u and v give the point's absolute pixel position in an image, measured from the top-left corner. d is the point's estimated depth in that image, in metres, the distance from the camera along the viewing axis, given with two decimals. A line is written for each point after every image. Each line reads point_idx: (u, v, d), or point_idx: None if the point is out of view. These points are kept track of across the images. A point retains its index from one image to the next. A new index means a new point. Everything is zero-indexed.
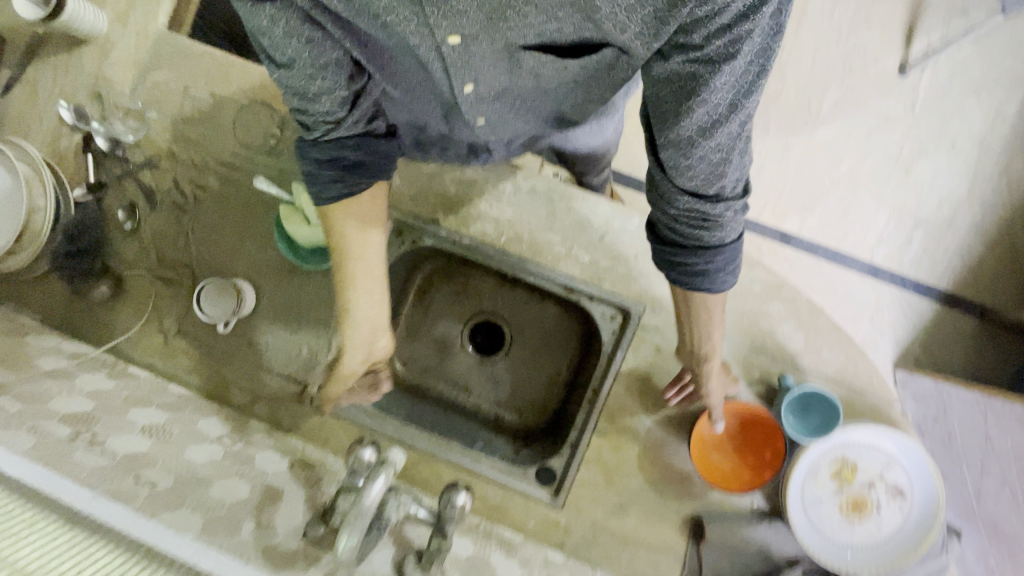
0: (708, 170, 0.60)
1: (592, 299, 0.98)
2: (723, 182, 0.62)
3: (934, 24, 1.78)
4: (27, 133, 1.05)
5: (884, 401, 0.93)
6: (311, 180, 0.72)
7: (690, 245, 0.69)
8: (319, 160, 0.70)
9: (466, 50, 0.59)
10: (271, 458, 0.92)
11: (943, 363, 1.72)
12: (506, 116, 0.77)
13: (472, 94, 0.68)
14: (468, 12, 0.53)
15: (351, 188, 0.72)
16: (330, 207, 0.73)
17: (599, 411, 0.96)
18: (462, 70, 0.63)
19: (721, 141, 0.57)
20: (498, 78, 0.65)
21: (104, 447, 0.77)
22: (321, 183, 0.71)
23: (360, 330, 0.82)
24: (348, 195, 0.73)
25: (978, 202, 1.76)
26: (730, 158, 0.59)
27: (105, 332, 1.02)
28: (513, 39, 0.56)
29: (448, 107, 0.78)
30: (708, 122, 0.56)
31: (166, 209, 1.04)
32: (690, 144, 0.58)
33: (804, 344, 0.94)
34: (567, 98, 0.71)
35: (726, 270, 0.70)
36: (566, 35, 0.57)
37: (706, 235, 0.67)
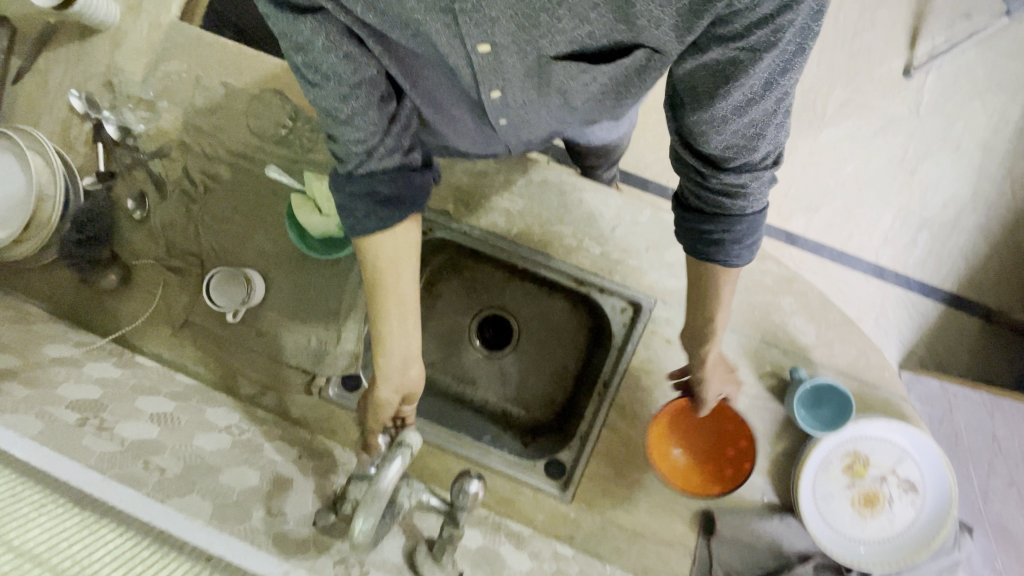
0: (741, 147, 0.61)
1: (603, 291, 0.98)
2: (754, 158, 0.63)
3: (939, 27, 1.79)
4: (37, 122, 1.05)
5: (896, 394, 0.93)
6: (344, 218, 0.66)
7: (712, 219, 0.69)
8: (353, 194, 0.64)
9: (495, 58, 0.58)
10: (279, 447, 0.91)
11: (948, 363, 1.72)
12: (528, 126, 0.78)
13: (498, 100, 0.67)
14: (500, 19, 0.52)
15: (391, 219, 0.65)
16: (368, 237, 0.67)
17: (610, 402, 0.95)
18: (491, 77, 0.62)
19: (756, 118, 0.58)
20: (525, 89, 0.65)
21: (113, 433, 0.76)
22: (356, 218, 0.65)
23: (390, 361, 0.73)
24: (383, 225, 0.66)
25: (983, 203, 1.76)
26: (763, 135, 0.60)
27: (113, 321, 1.02)
28: (546, 49, 0.57)
29: (472, 111, 0.79)
30: (744, 99, 0.56)
31: (176, 199, 1.04)
32: (722, 120, 0.58)
33: (816, 338, 0.94)
34: (585, 112, 0.73)
35: (749, 243, 0.70)
36: (599, 41, 0.56)
37: (730, 208, 0.67)
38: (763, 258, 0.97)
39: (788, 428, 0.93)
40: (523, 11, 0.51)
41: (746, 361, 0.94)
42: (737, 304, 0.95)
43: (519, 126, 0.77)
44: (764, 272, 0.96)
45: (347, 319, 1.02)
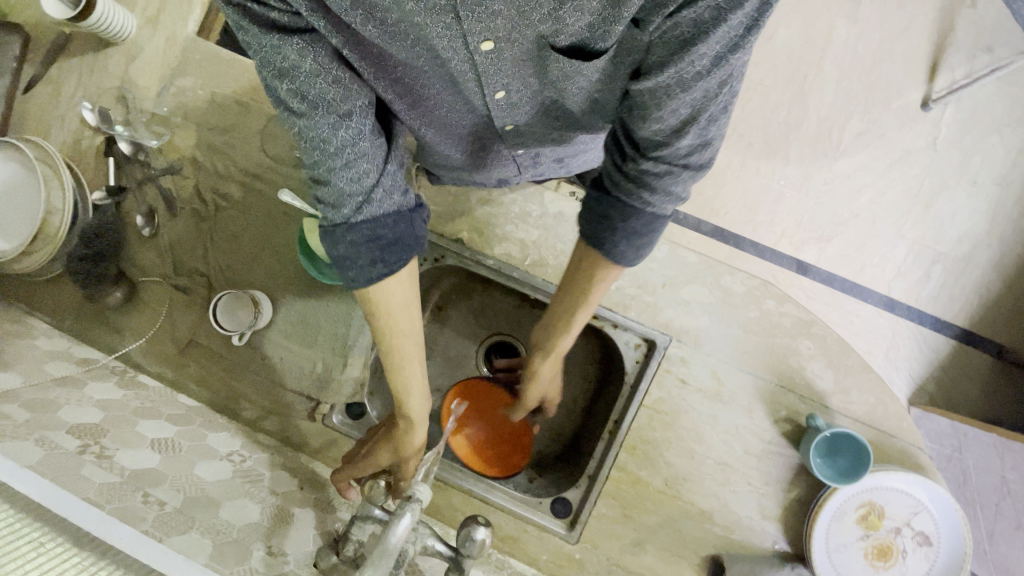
0: (674, 122, 0.60)
1: (617, 326, 0.96)
2: (684, 137, 0.62)
3: (958, 61, 1.79)
4: (47, 132, 1.04)
5: (915, 444, 0.91)
6: (345, 267, 0.63)
7: (632, 194, 0.70)
8: (356, 243, 0.62)
9: (496, 56, 0.59)
10: (279, 477, 0.88)
11: (960, 401, 1.68)
12: (530, 127, 0.79)
13: (502, 101, 0.69)
14: (501, 12, 0.53)
15: (392, 266, 0.64)
16: (373, 284, 0.64)
17: (621, 443, 0.92)
18: (493, 77, 0.64)
19: (696, 95, 0.57)
20: (528, 85, 0.67)
21: (113, 461, 0.74)
22: (359, 265, 0.63)
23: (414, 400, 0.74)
24: (387, 273, 0.64)
25: (998, 239, 1.74)
26: (699, 114, 0.59)
27: (116, 339, 1.00)
28: (546, 37, 0.57)
29: (469, 127, 0.80)
30: (692, 74, 0.55)
31: (186, 217, 1.03)
32: (663, 92, 0.57)
33: (834, 384, 0.92)
34: (586, 112, 0.74)
35: (646, 234, 0.72)
36: (598, 40, 0.57)
37: (649, 186, 0.68)
38: (781, 299, 0.95)
39: (803, 475, 0.90)
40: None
41: (761, 405, 0.92)
42: (754, 345, 0.93)
43: (523, 130, 0.79)
44: (783, 314, 0.95)
45: (354, 345, 1.01)
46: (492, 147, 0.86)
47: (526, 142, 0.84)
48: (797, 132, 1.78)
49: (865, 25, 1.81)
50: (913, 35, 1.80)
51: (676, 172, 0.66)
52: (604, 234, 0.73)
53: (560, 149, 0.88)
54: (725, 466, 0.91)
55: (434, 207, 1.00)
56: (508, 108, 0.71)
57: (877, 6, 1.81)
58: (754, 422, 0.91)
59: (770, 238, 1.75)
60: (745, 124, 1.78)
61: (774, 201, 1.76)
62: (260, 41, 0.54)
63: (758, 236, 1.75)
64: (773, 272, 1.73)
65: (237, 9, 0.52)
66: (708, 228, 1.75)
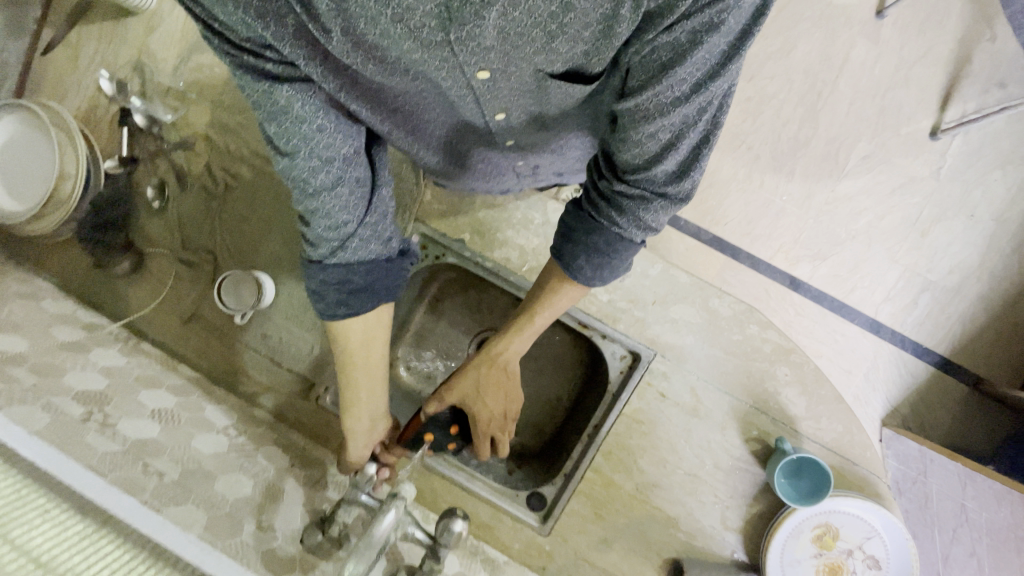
0: (657, 147, 0.62)
1: (605, 337, 0.99)
2: (667, 164, 0.64)
3: (972, 92, 1.79)
4: (63, 97, 1.06)
5: (874, 473, 0.96)
6: (315, 302, 0.68)
7: (605, 216, 0.72)
8: (325, 283, 0.66)
9: (494, 84, 0.63)
10: (271, 453, 0.93)
11: (930, 426, 1.74)
12: (531, 140, 0.82)
13: (503, 119, 0.73)
14: (495, 48, 0.55)
15: (356, 309, 0.68)
16: (337, 321, 0.69)
17: (598, 447, 0.96)
18: (492, 102, 0.67)
19: (676, 119, 0.59)
20: (527, 106, 0.70)
21: (116, 430, 0.77)
22: (327, 303, 0.68)
23: (359, 424, 0.83)
24: (352, 315, 0.69)
25: (988, 273, 1.77)
26: (681, 138, 0.61)
27: (120, 306, 1.03)
28: (543, 67, 0.59)
29: (474, 140, 0.83)
30: (671, 98, 0.57)
31: (196, 193, 1.06)
32: (645, 120, 0.59)
33: (805, 410, 0.97)
34: (581, 123, 0.77)
35: (607, 253, 0.74)
36: (595, 66, 0.59)
37: (624, 212, 0.71)
38: (765, 325, 0.99)
39: (766, 492, 0.95)
40: (514, 31, 0.53)
41: (735, 423, 0.96)
42: (734, 367, 0.97)
43: (525, 142, 0.83)
44: (764, 340, 0.99)
45: None
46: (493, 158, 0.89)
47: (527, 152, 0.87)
48: (805, 150, 1.79)
49: (883, 47, 1.81)
50: (930, 62, 1.81)
51: (654, 201, 0.68)
52: (569, 250, 0.76)
53: (553, 160, 0.92)
54: (694, 477, 0.95)
55: (439, 207, 1.04)
56: (509, 123, 0.75)
57: (898, 30, 1.81)
58: (726, 439, 0.96)
59: (766, 252, 1.78)
60: (754, 137, 1.80)
61: (775, 216, 1.78)
62: (253, 88, 0.57)
63: (755, 249, 1.78)
64: (765, 285, 1.77)
65: (235, 60, 0.56)
66: (706, 237, 1.78)
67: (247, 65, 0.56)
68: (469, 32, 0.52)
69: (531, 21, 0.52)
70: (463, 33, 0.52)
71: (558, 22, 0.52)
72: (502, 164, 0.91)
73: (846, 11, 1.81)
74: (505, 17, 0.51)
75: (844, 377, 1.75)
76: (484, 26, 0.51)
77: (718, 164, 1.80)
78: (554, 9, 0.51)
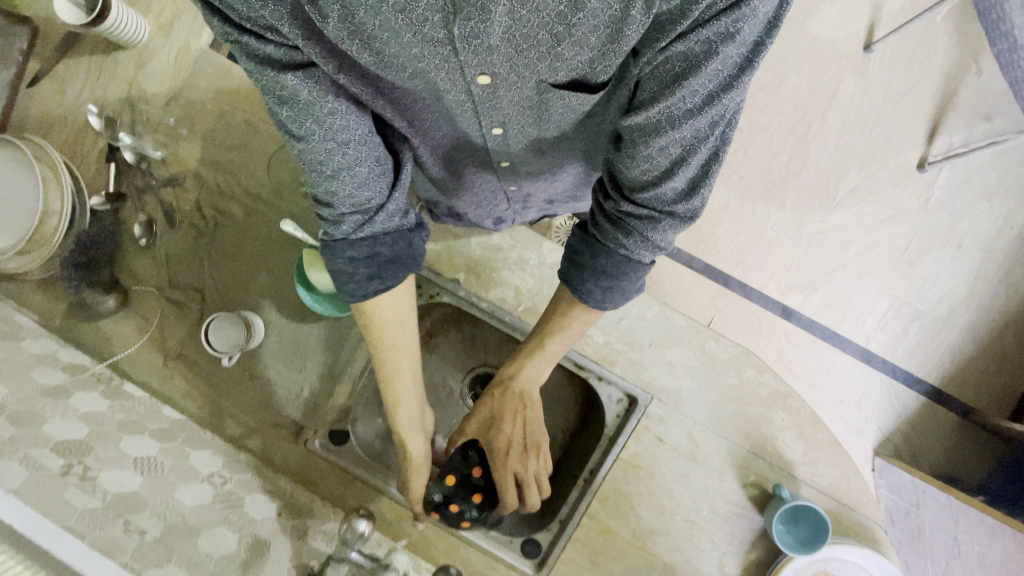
0: (666, 162, 0.62)
1: (601, 379, 0.98)
2: (675, 180, 0.64)
3: (958, 126, 1.83)
4: (48, 130, 1.03)
5: (872, 519, 0.95)
6: (342, 280, 0.71)
7: (613, 234, 0.72)
8: (353, 259, 0.69)
9: (493, 91, 0.63)
10: (257, 501, 0.89)
11: (922, 456, 1.74)
12: (525, 161, 0.83)
13: (499, 134, 0.74)
14: (500, 49, 0.56)
15: (387, 281, 0.72)
16: (369, 297, 0.72)
17: (594, 493, 0.94)
18: (490, 111, 0.68)
19: (687, 133, 0.59)
20: (524, 121, 0.71)
21: (96, 483, 0.75)
22: (356, 279, 0.70)
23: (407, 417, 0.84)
24: (382, 287, 0.72)
25: (977, 304, 1.79)
26: (690, 157, 0.61)
27: (104, 346, 0.99)
28: (546, 76, 0.60)
29: (473, 155, 0.84)
30: (683, 110, 0.57)
31: (184, 230, 1.04)
32: (651, 130, 0.59)
33: (802, 455, 0.96)
34: (581, 138, 0.78)
35: (614, 276, 0.74)
36: (599, 74, 0.60)
37: (632, 228, 0.71)
38: (761, 369, 0.99)
39: (764, 539, 0.94)
40: (520, 34, 0.54)
41: (732, 468, 0.95)
42: (731, 412, 0.97)
43: (520, 163, 0.84)
44: (761, 384, 0.98)
45: (343, 373, 1.03)
46: (488, 180, 0.90)
47: (521, 175, 0.88)
48: (795, 181, 1.81)
49: (871, 81, 1.84)
50: (917, 96, 1.84)
51: (660, 220, 0.68)
52: (578, 274, 0.76)
53: (549, 182, 0.93)
54: (692, 523, 0.94)
55: (434, 246, 1.04)
56: (506, 139, 0.75)
57: (885, 65, 1.85)
58: (723, 484, 0.95)
59: (757, 281, 1.78)
60: (745, 168, 1.82)
61: (766, 245, 1.80)
62: (257, 70, 0.56)
63: (747, 278, 1.79)
64: (757, 314, 1.77)
65: (235, 39, 0.54)
66: (699, 265, 1.78)
67: (247, 45, 0.54)
68: (472, 28, 0.52)
69: (538, 21, 0.52)
70: (466, 29, 0.52)
71: (565, 23, 0.52)
72: (495, 186, 0.92)
73: (834, 45, 1.85)
74: (512, 15, 0.51)
75: (836, 406, 1.74)
76: (489, 23, 0.52)
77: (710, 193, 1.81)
78: (562, 9, 0.51)
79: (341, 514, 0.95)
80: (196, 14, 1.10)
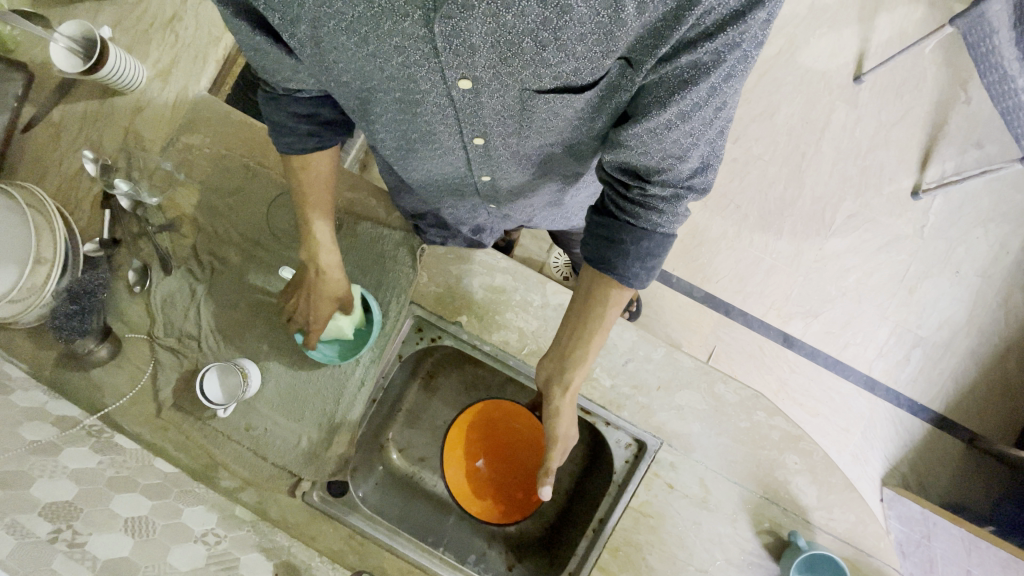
0: (676, 151, 0.62)
1: (609, 424, 0.96)
2: (686, 163, 0.64)
3: (949, 153, 1.85)
4: (41, 176, 1.02)
5: (891, 566, 0.92)
6: (284, 134, 0.82)
7: (642, 218, 0.70)
8: (297, 115, 0.80)
9: (475, 97, 0.63)
10: (253, 562, 0.86)
11: (930, 485, 1.71)
12: (509, 175, 0.84)
13: (481, 144, 0.74)
14: (484, 50, 0.56)
15: (324, 141, 0.85)
16: (307, 153, 0.85)
17: (604, 544, 0.91)
18: (472, 119, 0.68)
19: (694, 125, 0.59)
20: (506, 131, 0.70)
21: (85, 550, 0.71)
22: (297, 136, 0.82)
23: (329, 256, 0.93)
24: (319, 146, 0.85)
25: (977, 329, 1.79)
26: (698, 143, 0.62)
27: (96, 397, 0.96)
28: (530, 83, 0.60)
29: (457, 169, 0.84)
30: (688, 105, 0.57)
31: (180, 275, 1.03)
32: (657, 127, 0.59)
33: (817, 500, 0.93)
34: (567, 155, 0.77)
35: (657, 255, 0.72)
36: (585, 78, 0.59)
37: (655, 208, 0.69)
38: (771, 411, 0.97)
39: None
40: (503, 38, 0.54)
41: (745, 515, 0.92)
42: (743, 456, 0.94)
43: (502, 180, 0.85)
44: (772, 426, 0.96)
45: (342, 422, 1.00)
46: (469, 198, 0.94)
47: (500, 193, 0.90)
48: (792, 209, 1.82)
49: (863, 110, 1.87)
50: (908, 124, 1.87)
51: (683, 195, 0.68)
52: (615, 257, 0.73)
53: (527, 202, 0.96)
54: (705, 574, 0.90)
55: (435, 288, 1.03)
56: (488, 149, 0.75)
57: (876, 94, 1.88)
58: (736, 532, 0.92)
59: (758, 309, 1.78)
60: (742, 197, 1.82)
61: (766, 274, 1.79)
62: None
63: (747, 306, 1.78)
64: (758, 342, 1.76)
65: None
66: (699, 294, 1.78)
67: None
68: (453, 26, 0.53)
69: (523, 27, 0.53)
70: (447, 27, 0.54)
71: (550, 29, 0.53)
72: (475, 203, 0.95)
73: (825, 76, 1.88)
74: (496, 18, 0.52)
75: (842, 435, 1.72)
76: (471, 21, 0.53)
77: (708, 222, 1.81)
78: (547, 14, 0.51)
79: (340, 571, 0.92)
80: (194, 60, 1.10)
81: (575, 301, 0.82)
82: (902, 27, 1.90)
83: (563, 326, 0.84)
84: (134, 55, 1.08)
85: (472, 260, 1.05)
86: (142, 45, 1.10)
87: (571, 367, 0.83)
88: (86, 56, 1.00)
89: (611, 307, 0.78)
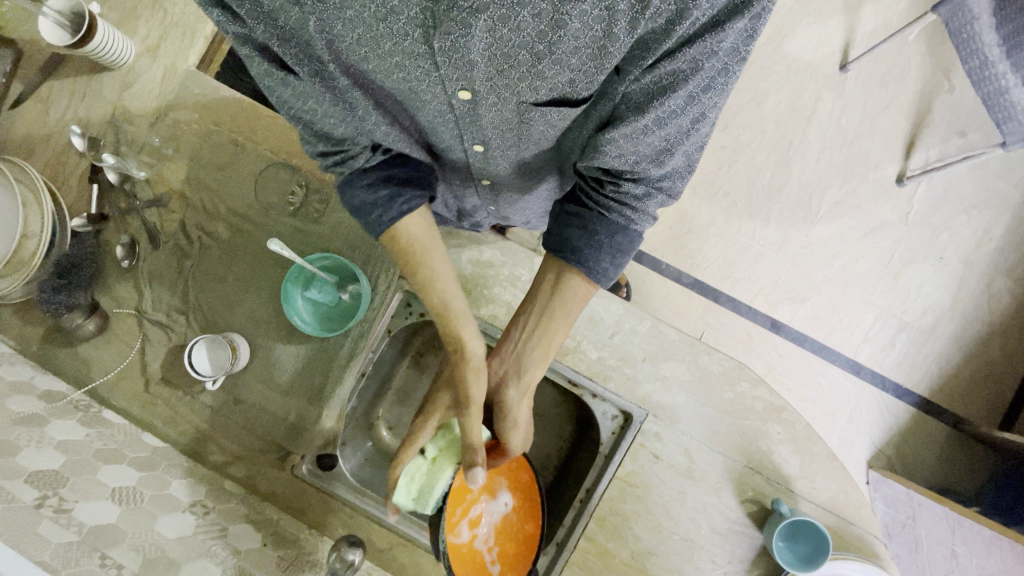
0: (653, 153, 0.64)
1: (596, 396, 0.97)
2: (670, 164, 0.66)
3: (933, 141, 1.88)
4: (29, 152, 1.02)
5: (872, 533, 0.93)
6: (368, 212, 0.76)
7: (615, 212, 0.72)
8: (370, 186, 0.75)
9: (474, 108, 0.64)
10: (242, 532, 0.87)
11: (914, 467, 1.73)
12: (506, 180, 0.84)
13: (480, 152, 0.74)
14: (480, 66, 0.56)
15: (409, 203, 0.77)
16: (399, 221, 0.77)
17: (592, 513, 0.92)
18: (471, 127, 0.68)
19: (670, 131, 0.61)
20: (505, 142, 0.71)
21: (71, 517, 0.71)
22: (379, 208, 0.75)
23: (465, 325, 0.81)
24: (406, 210, 0.77)
25: (960, 314, 1.81)
26: (673, 148, 0.64)
27: (83, 372, 0.96)
28: (526, 96, 0.61)
29: (457, 170, 0.84)
30: (670, 112, 0.59)
31: (168, 251, 1.03)
32: (634, 131, 0.61)
33: (799, 469, 0.95)
34: (558, 157, 0.79)
35: (628, 252, 0.75)
36: (580, 91, 0.61)
37: (629, 205, 0.71)
38: (756, 382, 0.98)
39: (764, 556, 0.92)
40: (500, 52, 0.55)
41: (728, 484, 0.94)
42: (727, 427, 0.96)
43: (500, 182, 0.85)
44: (756, 397, 0.98)
45: (330, 397, 0.99)
46: (468, 194, 0.93)
47: (500, 193, 0.89)
48: (779, 196, 1.84)
49: (849, 99, 1.90)
50: (892, 113, 1.90)
51: (656, 194, 0.70)
52: (587, 249, 0.74)
53: (525, 204, 0.95)
54: (691, 542, 0.92)
55: None
56: (487, 157, 0.76)
57: (861, 83, 1.91)
58: (721, 502, 0.93)
59: (745, 295, 1.80)
60: (729, 184, 1.84)
61: (754, 260, 1.81)
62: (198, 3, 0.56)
63: (735, 292, 1.80)
64: (746, 328, 1.78)
65: None
66: (687, 280, 1.79)
67: None
68: (452, 42, 0.53)
69: (518, 41, 0.54)
70: (445, 43, 0.53)
71: (545, 42, 0.54)
72: (477, 202, 0.95)
73: (811, 65, 1.91)
74: (493, 33, 0.53)
75: (828, 419, 1.74)
76: (470, 37, 0.53)
77: (697, 209, 1.83)
78: (543, 29, 0.53)
79: (329, 542, 0.92)
80: (182, 36, 1.10)
81: (550, 305, 0.80)
82: (887, 17, 1.92)
83: (523, 320, 0.83)
84: (122, 31, 1.09)
85: (460, 236, 1.06)
86: (130, 21, 1.10)
87: (528, 364, 0.83)
88: (73, 30, 1.00)
89: (575, 299, 0.79)
